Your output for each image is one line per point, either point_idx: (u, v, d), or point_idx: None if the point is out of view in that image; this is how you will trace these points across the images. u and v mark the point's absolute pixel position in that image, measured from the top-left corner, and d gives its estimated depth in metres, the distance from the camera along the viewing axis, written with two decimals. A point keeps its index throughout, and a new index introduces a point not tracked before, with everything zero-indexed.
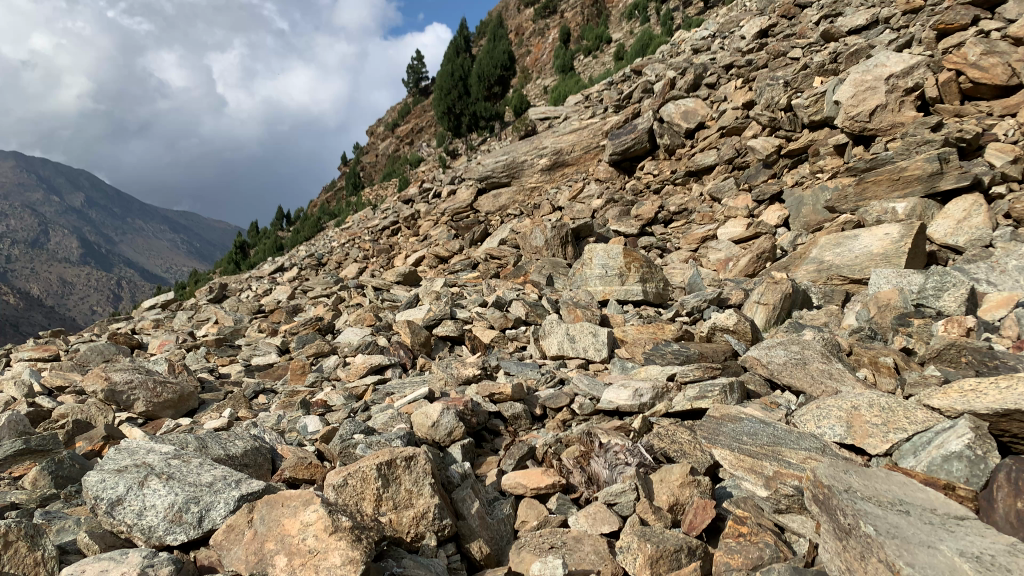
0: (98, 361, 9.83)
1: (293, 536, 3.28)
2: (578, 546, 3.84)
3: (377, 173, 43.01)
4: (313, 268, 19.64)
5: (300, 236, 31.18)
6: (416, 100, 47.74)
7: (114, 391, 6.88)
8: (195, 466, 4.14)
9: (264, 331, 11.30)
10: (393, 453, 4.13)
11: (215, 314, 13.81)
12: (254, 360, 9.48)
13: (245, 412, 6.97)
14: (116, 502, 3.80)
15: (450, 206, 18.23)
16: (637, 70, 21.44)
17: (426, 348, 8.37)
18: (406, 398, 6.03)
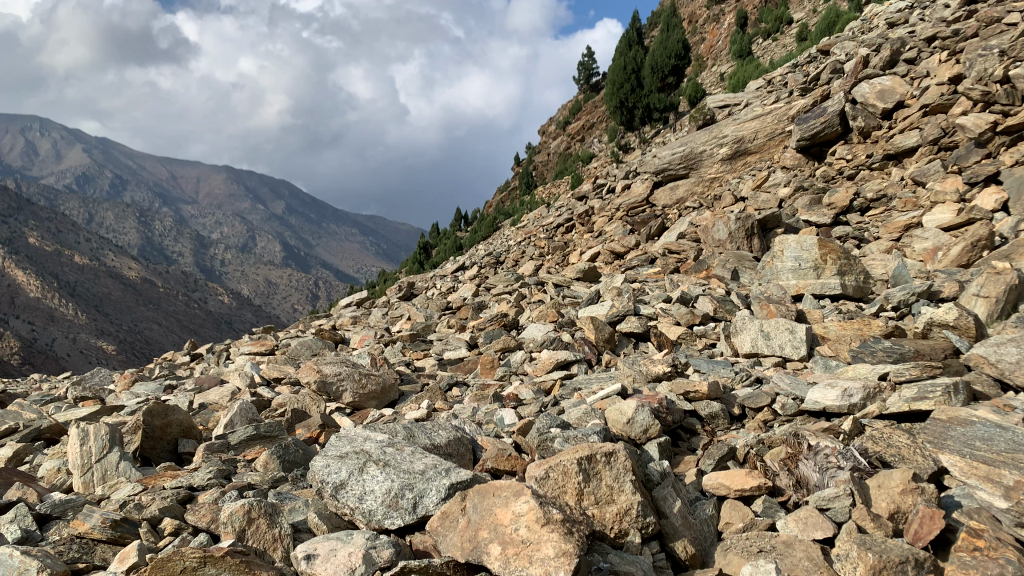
0: (307, 354, 10.68)
1: (505, 526, 3.40)
2: (789, 550, 3.66)
3: (550, 171, 43.59)
4: (492, 266, 20.14)
5: (477, 236, 32.27)
6: (588, 96, 47.84)
7: (325, 382, 7.51)
8: (408, 454, 4.38)
9: (452, 327, 11.75)
10: (593, 448, 4.15)
11: (406, 311, 14.55)
12: (445, 354, 9.87)
13: (441, 403, 7.31)
14: (340, 486, 4.10)
15: (626, 201, 18.13)
16: (824, 50, 20.23)
17: (611, 345, 8.33)
18: (598, 394, 6.04)
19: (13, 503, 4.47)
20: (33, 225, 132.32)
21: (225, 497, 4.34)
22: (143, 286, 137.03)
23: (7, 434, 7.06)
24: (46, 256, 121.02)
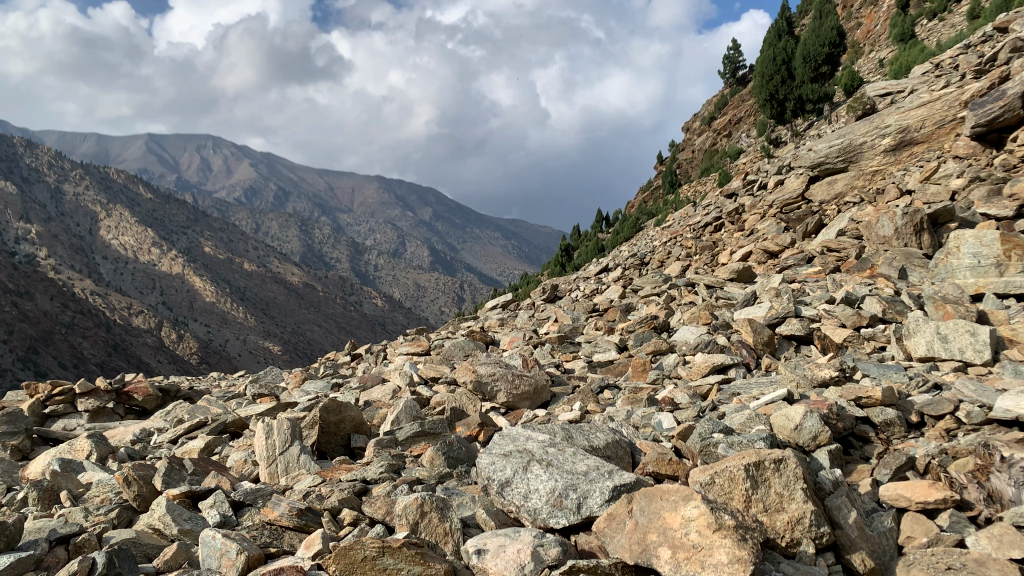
0: (460, 356, 11.00)
1: (674, 530, 3.38)
2: (984, 569, 3.38)
3: (694, 169, 42.68)
4: (637, 267, 19.95)
5: (620, 237, 32.05)
6: (734, 90, 46.30)
7: (481, 382, 7.73)
8: (570, 455, 4.42)
9: (600, 329, 11.73)
10: (761, 455, 4.04)
11: (554, 313, 14.65)
12: (596, 356, 9.87)
13: (593, 405, 7.29)
14: (506, 483, 4.22)
15: (780, 197, 17.47)
16: (1001, 28, 18.54)
17: (770, 348, 8.07)
18: (763, 399, 5.85)
19: (212, 489, 4.91)
20: (209, 235, 145.77)
21: (398, 491, 4.57)
22: (305, 290, 146.88)
23: (197, 427, 7.73)
24: (220, 263, 133.27)
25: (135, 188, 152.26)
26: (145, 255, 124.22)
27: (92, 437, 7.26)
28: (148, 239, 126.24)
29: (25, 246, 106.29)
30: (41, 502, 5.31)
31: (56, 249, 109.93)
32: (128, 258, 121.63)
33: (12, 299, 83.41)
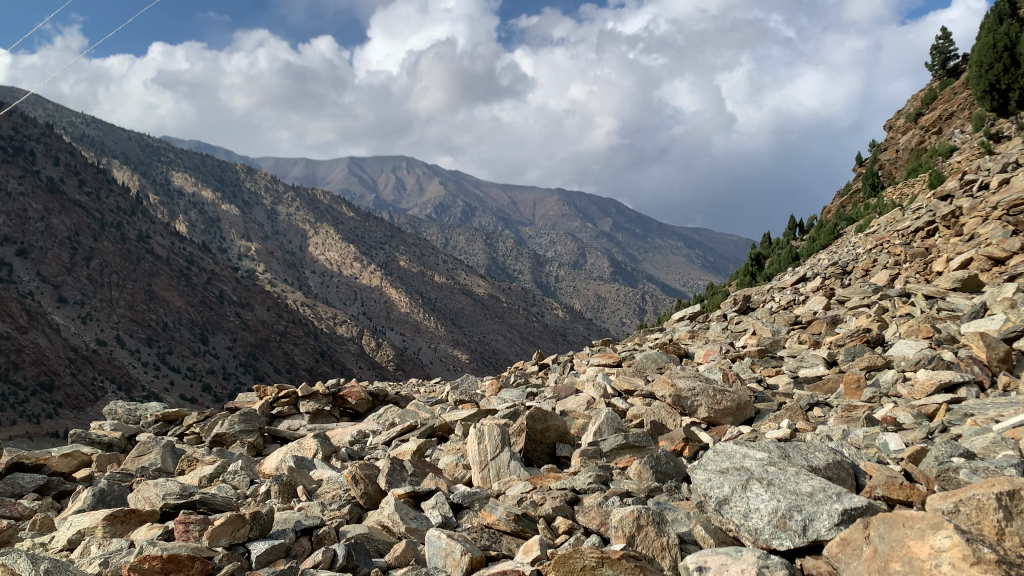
0: (653, 367, 10.87)
1: (923, 562, 3.17)
2: None
3: (899, 170, 39.61)
4: (838, 276, 18.79)
5: (815, 245, 30.41)
6: (945, 81, 42.49)
7: (680, 397, 7.60)
8: (792, 475, 4.25)
9: (804, 342, 11.13)
10: (1014, 485, 3.67)
11: (750, 325, 14.12)
12: (801, 371, 9.38)
13: (804, 424, 6.94)
14: (725, 501, 4.15)
15: (1006, 197, 15.70)
16: None
17: (1008, 365, 7.25)
18: (1006, 423, 5.27)
19: (432, 491, 5.19)
20: (403, 250, 154.74)
21: (610, 502, 4.61)
22: (490, 301, 151.61)
23: (407, 431, 8.18)
24: (413, 276, 140.96)
25: (338, 208, 165.44)
26: (347, 269, 134.20)
27: (317, 437, 7.91)
28: (349, 254, 136.39)
29: (247, 263, 119.08)
30: (282, 494, 5.85)
31: (272, 264, 121.97)
32: (333, 273, 132.32)
33: (236, 310, 93.63)
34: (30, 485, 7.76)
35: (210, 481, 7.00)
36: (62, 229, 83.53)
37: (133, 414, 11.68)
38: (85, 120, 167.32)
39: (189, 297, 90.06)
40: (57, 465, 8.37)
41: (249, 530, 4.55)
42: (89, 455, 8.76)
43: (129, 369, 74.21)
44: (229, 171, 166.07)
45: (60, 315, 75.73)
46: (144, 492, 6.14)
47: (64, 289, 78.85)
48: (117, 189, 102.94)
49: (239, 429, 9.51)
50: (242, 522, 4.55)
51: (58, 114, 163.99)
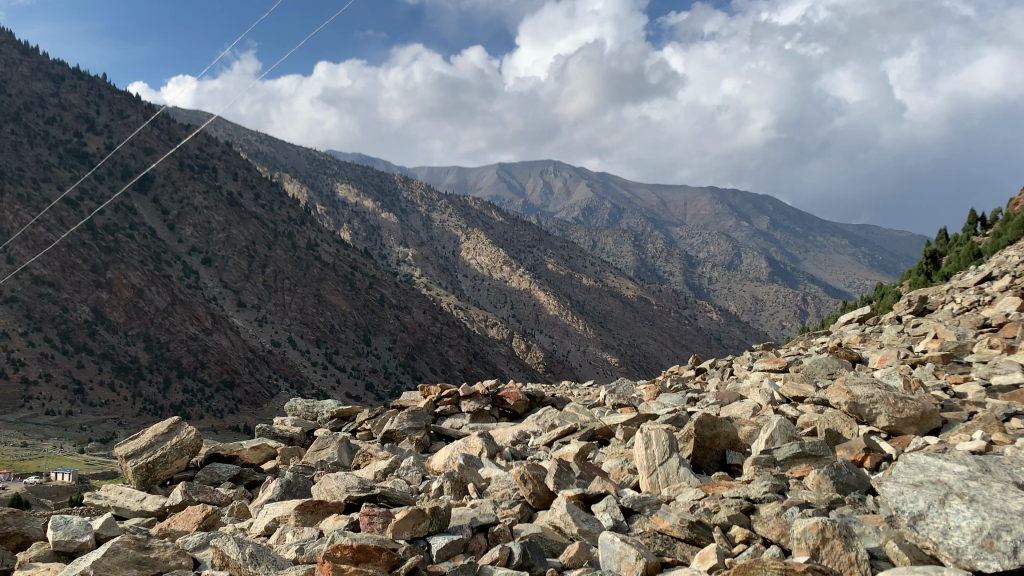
0: (823, 373, 10.32)
1: None
2: None
3: None
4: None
5: (1001, 240, 27.81)
6: None
7: (858, 404, 7.18)
8: (996, 491, 4.22)
9: (996, 348, 10.23)
10: None
11: (930, 328, 13.12)
12: (994, 379, 8.61)
13: (999, 436, 6.36)
14: (918, 517, 4.19)
15: None
16: None
17: None
18: None
19: (602, 493, 5.25)
20: (552, 253, 156.11)
21: (790, 512, 4.49)
22: (640, 303, 149.70)
23: (569, 432, 8.24)
24: (562, 279, 141.87)
25: (489, 214, 169.45)
26: (498, 272, 137.13)
27: (481, 436, 8.12)
28: (499, 258, 139.09)
29: (404, 268, 124.45)
30: (453, 491, 6.08)
31: (428, 269, 126.71)
32: (484, 277, 135.65)
33: (395, 312, 97.32)
34: (225, 473, 8.50)
35: (384, 477, 7.37)
36: (241, 240, 91.51)
37: (312, 410, 12.50)
38: (260, 138, 181.28)
39: (353, 300, 94.70)
40: (248, 456, 9.11)
41: (428, 524, 4.80)
42: (274, 447, 9.43)
43: (300, 368, 79.73)
44: (387, 180, 174.40)
45: (240, 317, 83.03)
46: (327, 483, 6.56)
47: (243, 294, 86.34)
48: (288, 201, 110.21)
49: (407, 426, 9.95)
50: (423, 516, 4.83)
51: (238, 133, 178.78)
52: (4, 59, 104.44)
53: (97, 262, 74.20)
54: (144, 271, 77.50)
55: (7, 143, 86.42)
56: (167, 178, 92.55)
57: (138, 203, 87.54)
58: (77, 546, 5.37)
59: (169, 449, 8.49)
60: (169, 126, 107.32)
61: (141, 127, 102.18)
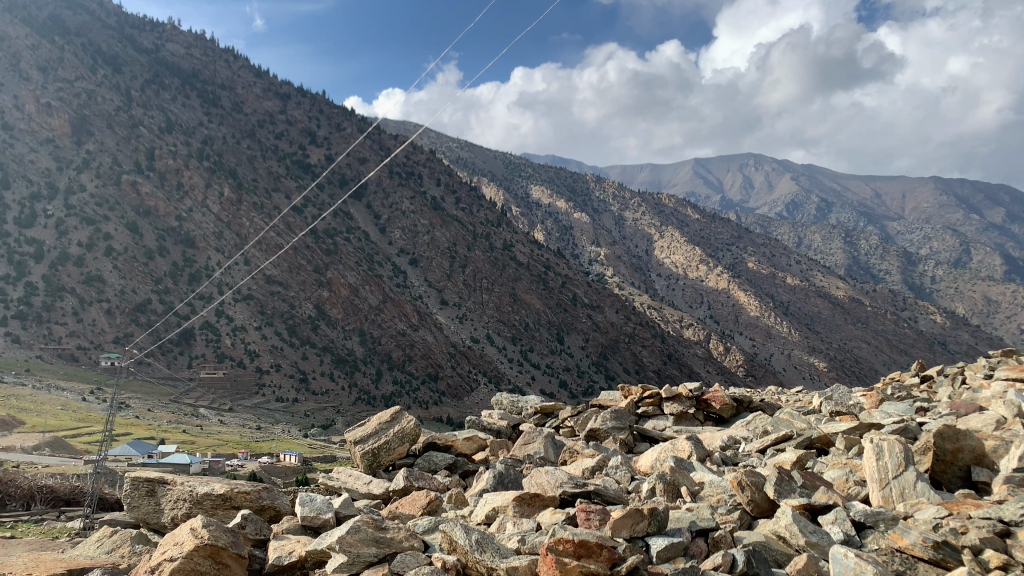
0: None
1: None
2: None
3: None
4: None
5: None
6: None
7: None
8: None
9: None
10: None
11: None
12: None
13: None
14: None
15: None
16: None
17: None
18: None
19: (831, 503, 5.19)
20: (753, 251, 149.85)
21: None
22: (852, 305, 139.39)
23: (784, 439, 7.86)
24: (763, 278, 135.76)
25: (683, 211, 165.64)
26: (694, 271, 134.00)
27: (691, 438, 7.97)
28: (696, 257, 135.62)
29: (597, 267, 125.22)
30: (665, 493, 6.00)
31: (620, 268, 126.34)
32: (679, 276, 132.83)
33: (588, 311, 96.80)
34: (441, 461, 8.98)
35: (593, 474, 7.43)
36: (443, 241, 96.31)
37: (516, 405, 12.86)
38: (459, 144, 189.57)
39: (548, 299, 95.58)
40: (461, 446, 9.56)
41: (647, 525, 4.90)
42: (484, 439, 9.81)
43: (498, 365, 82.58)
44: (581, 181, 176.02)
45: (443, 314, 88.04)
46: (538, 477, 6.75)
47: (446, 292, 91.25)
48: (485, 204, 112.41)
49: (611, 425, 9.92)
50: (642, 516, 4.93)
51: (440, 141, 188.31)
52: (242, 82, 117.63)
53: (319, 263, 81.80)
54: (358, 271, 84.21)
55: (245, 158, 97.27)
56: (378, 187, 101.52)
57: (354, 210, 97.91)
58: (321, 522, 5.93)
59: (392, 437, 9.11)
60: (379, 136, 115.15)
61: (356, 139, 110.61)
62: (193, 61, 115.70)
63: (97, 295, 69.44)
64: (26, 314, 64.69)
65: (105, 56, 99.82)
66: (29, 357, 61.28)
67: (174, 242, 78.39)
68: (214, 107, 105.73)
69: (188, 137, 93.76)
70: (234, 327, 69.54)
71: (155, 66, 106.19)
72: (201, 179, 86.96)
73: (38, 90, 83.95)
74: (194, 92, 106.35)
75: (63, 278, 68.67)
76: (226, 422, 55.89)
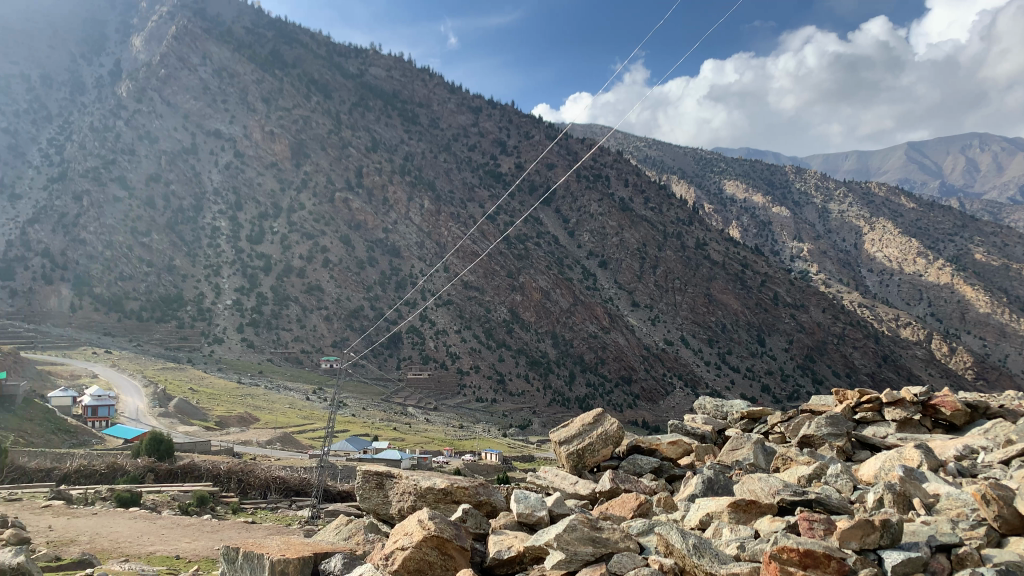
0: None
1: None
2: None
3: None
4: None
5: None
6: None
7: None
8: None
9: None
10: None
11: None
12: None
13: None
14: None
15: None
16: None
17: None
18: None
19: None
20: (981, 240, 135.20)
21: None
22: None
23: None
24: (995, 271, 122.07)
25: (896, 200, 152.77)
26: (911, 266, 123.22)
27: (920, 447, 7.39)
28: (912, 249, 124.64)
29: (799, 264, 118.87)
30: (896, 504, 5.63)
31: (826, 265, 118.89)
32: (893, 271, 122.66)
33: (791, 311, 91.74)
34: (647, 465, 8.94)
35: (810, 482, 7.10)
36: (632, 242, 95.65)
37: (721, 410, 12.52)
38: (647, 143, 187.34)
39: (746, 299, 91.72)
40: (666, 450, 9.43)
41: (880, 536, 4.70)
42: (689, 444, 9.61)
43: (694, 368, 80.87)
44: (778, 173, 167.65)
45: (636, 316, 87.62)
46: (751, 483, 6.56)
47: (638, 294, 90.68)
48: (677, 202, 109.45)
49: (826, 432, 9.42)
50: (873, 528, 4.73)
51: (628, 142, 187.24)
52: (438, 98, 123.64)
53: (512, 269, 84.34)
54: (550, 275, 85.78)
55: (442, 171, 102.31)
56: (567, 192, 103.62)
57: (544, 215, 100.87)
58: (536, 520, 6.14)
59: (596, 438, 9.18)
60: (569, 142, 116.50)
61: (546, 146, 112.49)
62: (393, 83, 123.46)
63: (317, 304, 76.14)
64: (259, 322, 72.33)
65: (317, 85, 109.25)
66: (261, 359, 68.13)
67: (382, 253, 83.99)
68: (413, 124, 112.24)
69: (391, 155, 100.37)
70: (436, 331, 74.00)
71: (360, 90, 114.56)
72: (404, 193, 92.12)
73: (262, 121, 93.74)
74: (395, 112, 113.56)
75: (287, 288, 77.19)
76: (431, 421, 58.93)
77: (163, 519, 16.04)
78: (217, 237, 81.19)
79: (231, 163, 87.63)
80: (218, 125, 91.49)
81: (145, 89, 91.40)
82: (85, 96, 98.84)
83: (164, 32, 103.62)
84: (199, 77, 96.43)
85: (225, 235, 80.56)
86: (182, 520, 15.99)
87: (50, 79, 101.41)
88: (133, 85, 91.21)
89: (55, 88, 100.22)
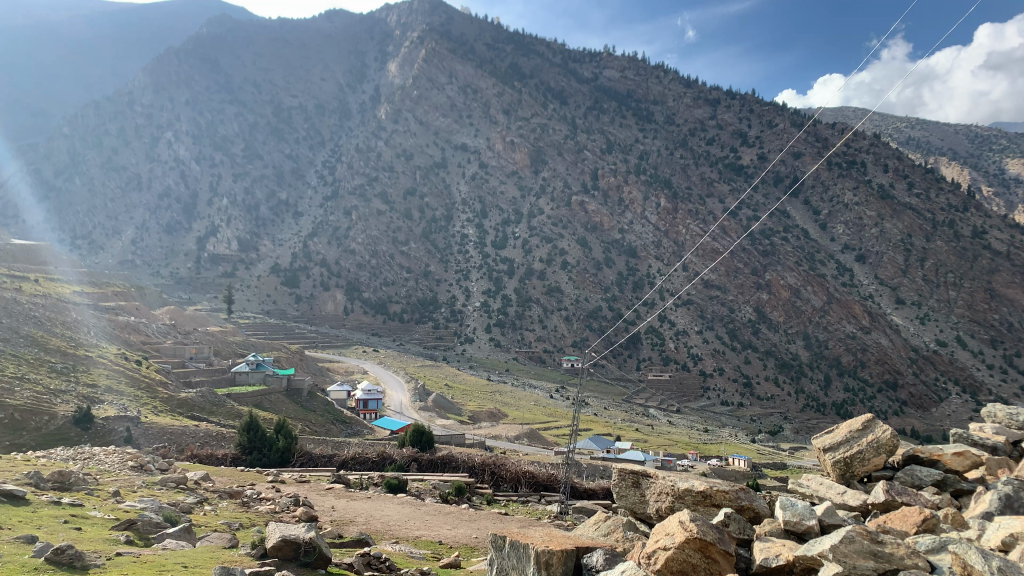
0: None
1: None
2: None
3: None
4: None
5: None
6: None
7: None
8: None
9: None
10: None
11: None
12: None
13: None
14: None
15: None
16: None
17: None
18: None
19: None
20: None
21: None
22: None
23: None
24: None
25: None
26: None
27: None
28: None
29: None
30: None
31: None
32: None
33: None
34: (927, 477, 8.14)
35: None
36: (896, 233, 87.20)
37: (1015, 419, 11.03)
38: (910, 123, 169.74)
39: None
40: (950, 462, 8.48)
41: None
42: (978, 455, 8.61)
43: (972, 371, 72.29)
44: None
45: (900, 314, 79.94)
46: None
47: (903, 289, 82.65)
48: (948, 186, 97.92)
49: None
50: None
51: (885, 122, 171.14)
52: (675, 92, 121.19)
53: (756, 266, 81.27)
54: (799, 271, 80.84)
55: (679, 167, 100.58)
56: (816, 182, 97.33)
57: (791, 207, 95.43)
58: (804, 528, 5.86)
59: (866, 446, 8.49)
60: (818, 128, 108.81)
61: (793, 134, 105.94)
62: (627, 83, 123.69)
63: (558, 305, 77.72)
64: (505, 322, 76.02)
65: (555, 93, 112.76)
66: (508, 358, 71.14)
67: (619, 253, 84.03)
68: (648, 122, 111.40)
69: (626, 154, 100.36)
70: (676, 331, 73.54)
71: (595, 93, 116.07)
72: (641, 192, 90.65)
73: (504, 131, 98.10)
74: (630, 111, 113.42)
75: (531, 290, 79.58)
76: (675, 423, 57.94)
77: (428, 506, 17.36)
78: (466, 243, 87.03)
79: (477, 174, 94.16)
80: (465, 139, 97.82)
81: (401, 111, 99.71)
82: (352, 121, 109.81)
83: (415, 56, 112.53)
84: (447, 95, 103.23)
85: (473, 240, 86.97)
86: (443, 508, 17.21)
87: (323, 108, 113.89)
88: (391, 107, 99.79)
89: (326, 114, 112.74)
